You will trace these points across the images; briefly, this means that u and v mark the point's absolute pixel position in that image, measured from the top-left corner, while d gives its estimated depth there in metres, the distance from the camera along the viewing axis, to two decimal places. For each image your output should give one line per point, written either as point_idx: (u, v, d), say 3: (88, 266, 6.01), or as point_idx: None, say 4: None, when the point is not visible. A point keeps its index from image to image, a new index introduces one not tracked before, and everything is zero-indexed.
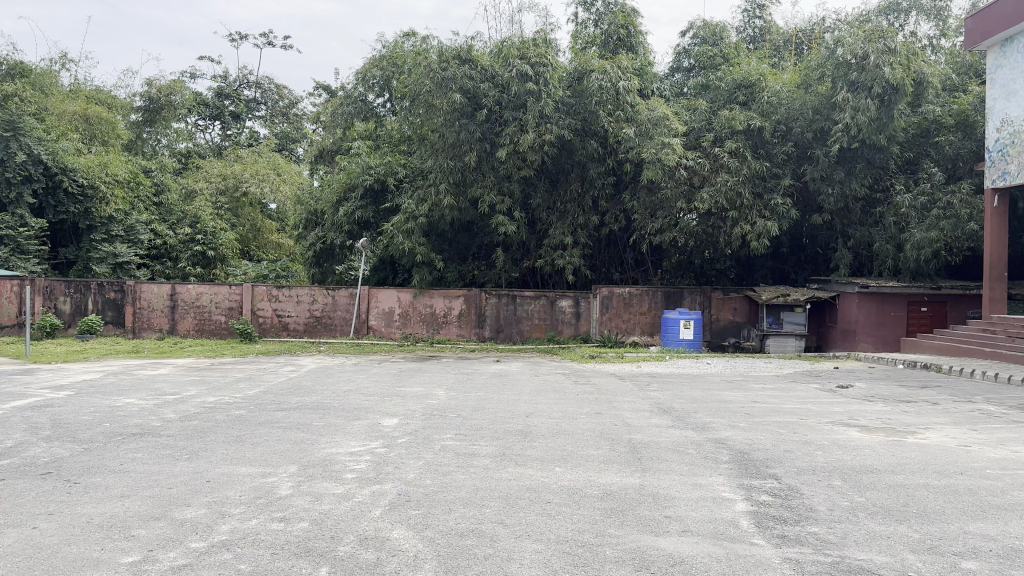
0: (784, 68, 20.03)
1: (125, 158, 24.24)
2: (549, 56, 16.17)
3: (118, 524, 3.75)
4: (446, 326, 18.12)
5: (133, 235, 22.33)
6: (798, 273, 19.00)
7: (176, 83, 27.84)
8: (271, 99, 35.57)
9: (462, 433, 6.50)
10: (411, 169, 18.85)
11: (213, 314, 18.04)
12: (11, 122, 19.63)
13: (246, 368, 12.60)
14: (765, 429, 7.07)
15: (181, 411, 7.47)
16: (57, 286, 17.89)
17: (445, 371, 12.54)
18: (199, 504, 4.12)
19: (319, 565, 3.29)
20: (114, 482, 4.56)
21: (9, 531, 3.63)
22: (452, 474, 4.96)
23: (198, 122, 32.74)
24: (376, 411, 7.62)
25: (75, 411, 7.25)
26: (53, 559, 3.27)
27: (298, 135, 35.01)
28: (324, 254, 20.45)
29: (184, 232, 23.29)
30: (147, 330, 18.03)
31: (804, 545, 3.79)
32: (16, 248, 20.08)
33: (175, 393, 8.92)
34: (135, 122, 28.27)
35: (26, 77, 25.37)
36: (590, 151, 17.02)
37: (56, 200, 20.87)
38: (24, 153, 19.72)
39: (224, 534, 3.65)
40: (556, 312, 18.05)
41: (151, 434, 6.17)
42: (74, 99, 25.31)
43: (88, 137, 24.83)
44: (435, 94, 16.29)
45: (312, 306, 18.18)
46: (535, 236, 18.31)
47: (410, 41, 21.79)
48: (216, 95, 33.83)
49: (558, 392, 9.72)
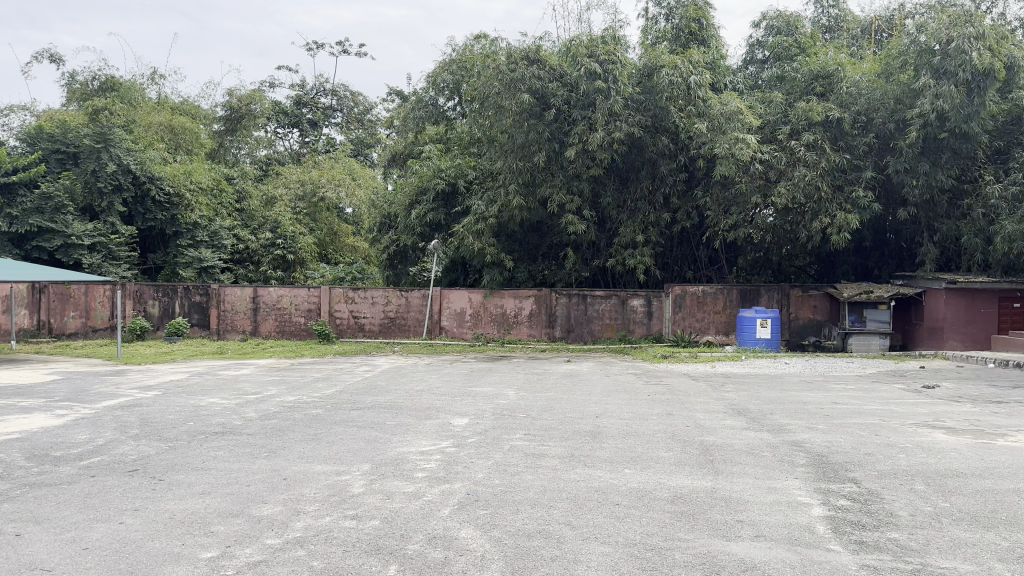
0: (863, 56, 19.27)
1: (208, 166, 25.34)
2: (618, 53, 16.10)
3: (198, 520, 3.90)
4: (517, 326, 18.17)
5: (217, 240, 23.26)
6: (881, 269, 18.21)
7: (255, 92, 28.91)
8: (346, 106, 36.51)
9: (531, 433, 6.51)
10: (481, 171, 19.02)
11: (293, 316, 18.62)
12: (102, 135, 20.88)
13: (323, 369, 12.96)
14: (844, 431, 6.80)
15: (261, 410, 7.74)
16: (145, 290, 18.75)
17: (516, 372, 12.58)
18: (275, 501, 4.26)
19: (388, 564, 3.34)
20: (196, 479, 4.76)
21: (97, 526, 3.82)
22: (521, 474, 4.97)
23: (277, 130, 33.89)
24: (448, 411, 7.70)
25: (162, 410, 7.61)
26: (137, 554, 3.43)
27: (372, 141, 35.73)
28: (398, 257, 20.88)
29: (265, 237, 24.05)
30: (231, 331, 18.74)
31: (883, 552, 3.63)
32: (107, 255, 20.86)
33: (255, 393, 9.26)
34: (217, 131, 29.46)
35: (117, 92, 26.78)
36: (661, 147, 16.78)
37: (144, 208, 21.98)
38: (113, 163, 20.82)
39: (298, 531, 3.76)
40: (628, 312, 17.85)
41: (232, 433, 6.41)
42: (160, 111, 26.58)
43: (174, 147, 26.01)
44: (504, 95, 16.41)
45: (386, 307, 18.55)
46: (605, 235, 18.16)
47: (479, 44, 21.97)
48: (294, 103, 34.93)
49: (629, 393, 9.61)
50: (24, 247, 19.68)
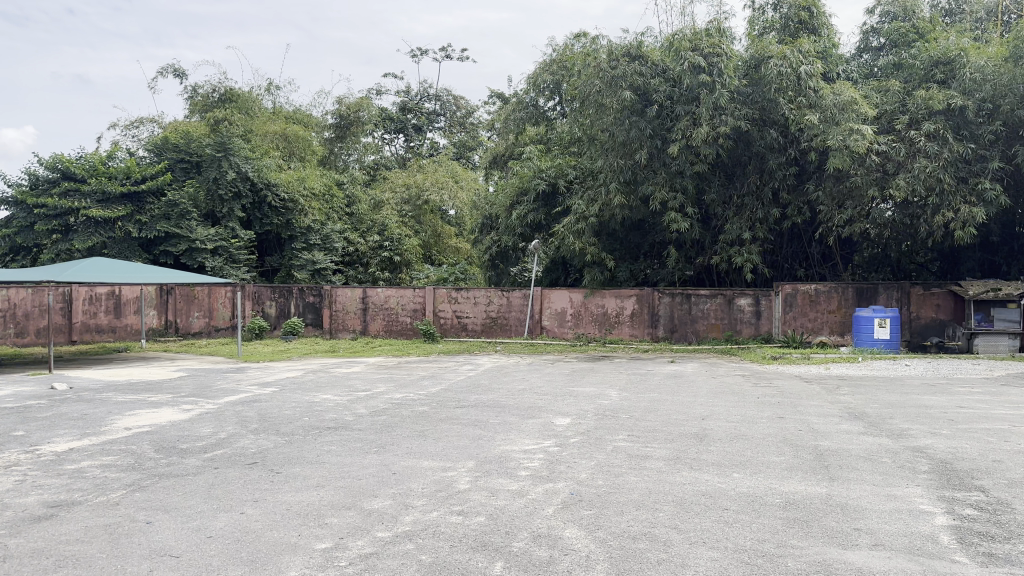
0: (990, 38, 17.95)
1: (319, 172, 26.44)
2: (723, 46, 15.72)
3: (313, 512, 4.09)
4: (619, 326, 17.99)
5: (329, 243, 24.29)
6: (1012, 266, 16.91)
7: (363, 100, 29.97)
8: (449, 110, 37.27)
9: (635, 434, 6.43)
10: (581, 170, 18.91)
11: (399, 315, 19.18)
12: (222, 144, 22.15)
13: (428, 367, 13.28)
14: (972, 437, 6.35)
15: (370, 407, 8.02)
16: (262, 291, 19.65)
17: (618, 372, 12.47)
18: (384, 495, 4.40)
19: (495, 560, 3.39)
20: (311, 472, 4.99)
21: (221, 515, 4.07)
22: (625, 476, 4.93)
23: (384, 136, 34.99)
24: (550, 411, 7.73)
25: (279, 406, 8.01)
26: (258, 543, 3.63)
27: (474, 143, 36.29)
28: (500, 257, 21.15)
29: (372, 240, 25.21)
30: (342, 330, 19.49)
31: (1017, 567, 3.36)
32: (228, 258, 21.97)
33: (365, 390, 9.60)
34: (327, 139, 30.70)
35: (235, 103, 28.03)
36: (769, 141, 16.20)
37: (261, 213, 23.13)
38: (233, 171, 22.02)
39: (407, 525, 3.87)
40: (734, 311, 17.34)
41: (343, 428, 6.67)
42: (275, 121, 27.96)
43: (288, 155, 27.31)
44: (605, 93, 16.31)
45: (488, 307, 18.79)
46: (709, 232, 17.70)
47: (579, 43, 21.92)
48: (399, 108, 35.97)
49: (737, 395, 9.34)
50: (153, 251, 21.07)
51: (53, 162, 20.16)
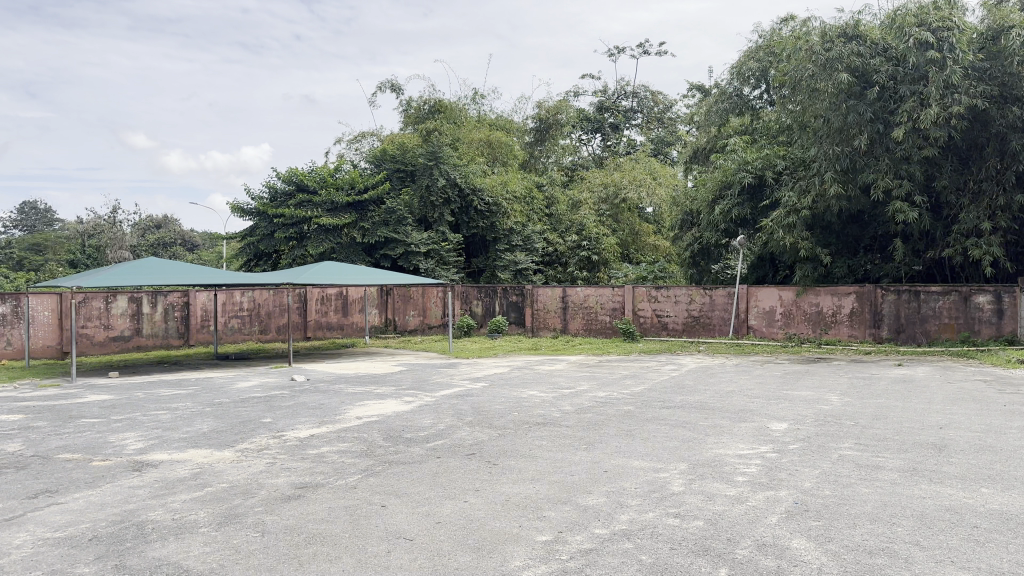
0: None
1: (521, 176, 27.29)
2: (952, 19, 14.32)
3: (533, 505, 4.22)
4: (835, 326, 16.74)
5: (529, 245, 24.90)
6: None
7: (561, 102, 30.48)
8: (646, 106, 36.87)
9: (862, 442, 5.95)
10: (791, 160, 17.81)
11: (599, 314, 19.24)
12: (434, 154, 23.65)
13: (631, 366, 13.20)
14: None
15: (577, 404, 8.12)
16: (470, 291, 20.69)
17: (836, 374, 11.58)
18: (600, 493, 4.44)
19: (718, 566, 3.29)
20: (526, 466, 5.15)
21: (449, 502, 4.32)
22: (854, 486, 4.56)
23: (582, 136, 35.35)
24: (764, 414, 7.36)
25: (490, 401, 8.37)
26: (483, 531, 3.80)
27: (672, 139, 35.57)
28: (702, 254, 20.55)
29: (571, 240, 25.46)
30: (543, 329, 19.95)
31: None
32: (439, 260, 23.25)
33: (570, 387, 9.74)
34: (528, 143, 31.56)
35: (443, 114, 29.56)
36: (1014, 120, 14.25)
37: (469, 217, 24.39)
38: (443, 179, 23.39)
39: (625, 523, 3.87)
40: (972, 310, 15.46)
41: (553, 425, 6.82)
42: (479, 128, 29.22)
43: (491, 160, 28.48)
44: (818, 78, 15.26)
45: (690, 306, 18.32)
46: (941, 223, 15.90)
47: (786, 27, 20.73)
48: (597, 108, 36.16)
49: (981, 402, 8.31)
50: (374, 255, 22.85)
51: (289, 175, 22.56)
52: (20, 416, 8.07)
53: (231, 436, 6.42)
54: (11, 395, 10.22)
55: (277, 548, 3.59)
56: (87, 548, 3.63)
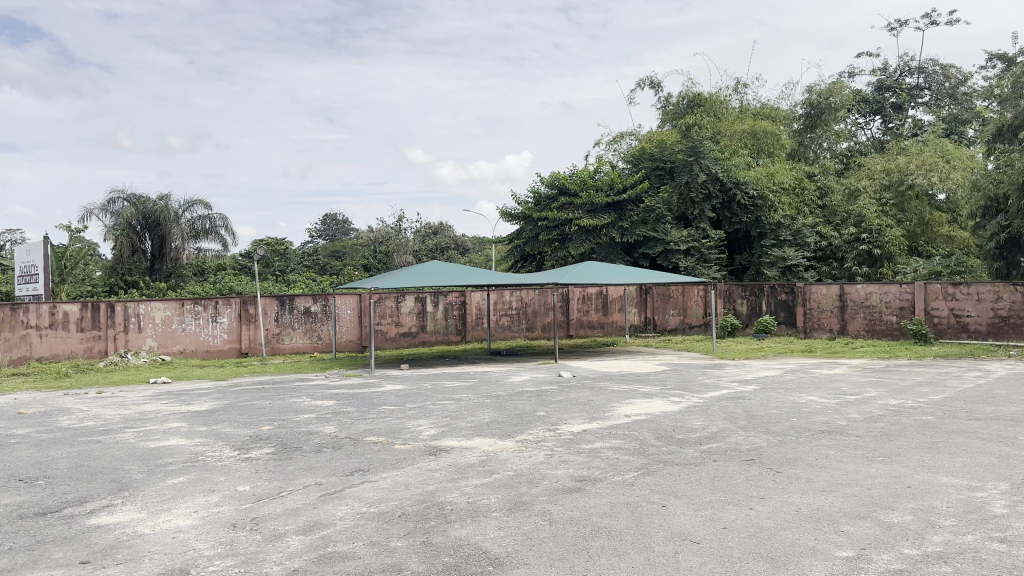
0: None
1: (789, 166, 25.56)
2: None
3: (825, 517, 3.92)
4: None
5: (800, 239, 23.45)
6: None
7: (834, 85, 28.16)
8: (937, 81, 32.80)
9: None
10: None
11: (883, 314, 17.46)
12: (694, 149, 23.22)
13: (925, 372, 11.77)
14: None
15: (864, 411, 7.43)
16: (734, 289, 20.03)
17: None
18: (904, 510, 4.00)
19: None
20: (812, 475, 4.81)
21: (731, 507, 4.18)
22: None
23: (858, 121, 32.35)
24: None
25: (764, 405, 7.96)
26: (774, 541, 3.62)
27: (969, 115, 31.19)
28: (1010, 245, 17.77)
29: (849, 233, 23.55)
30: (817, 330, 18.49)
31: None
32: (700, 258, 22.56)
33: (853, 393, 8.94)
34: (796, 131, 29.60)
35: (703, 107, 28.64)
36: None
37: (731, 213, 23.46)
38: (704, 173, 22.82)
39: (939, 545, 3.45)
40: None
41: (838, 432, 6.30)
42: (742, 119, 28.00)
43: (756, 152, 27.15)
44: None
45: (998, 306, 15.87)
46: None
47: None
48: (875, 89, 32.89)
49: None
50: (634, 255, 22.92)
51: (552, 180, 23.54)
52: (333, 402, 9.31)
53: (510, 428, 6.81)
54: (325, 383, 11.83)
55: (566, 538, 3.72)
56: (398, 524, 4.07)
